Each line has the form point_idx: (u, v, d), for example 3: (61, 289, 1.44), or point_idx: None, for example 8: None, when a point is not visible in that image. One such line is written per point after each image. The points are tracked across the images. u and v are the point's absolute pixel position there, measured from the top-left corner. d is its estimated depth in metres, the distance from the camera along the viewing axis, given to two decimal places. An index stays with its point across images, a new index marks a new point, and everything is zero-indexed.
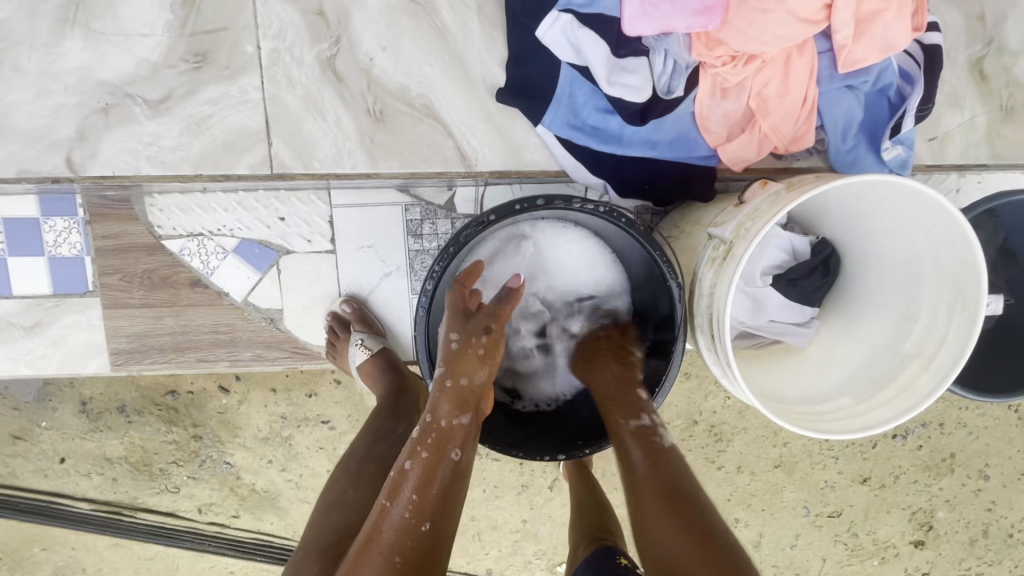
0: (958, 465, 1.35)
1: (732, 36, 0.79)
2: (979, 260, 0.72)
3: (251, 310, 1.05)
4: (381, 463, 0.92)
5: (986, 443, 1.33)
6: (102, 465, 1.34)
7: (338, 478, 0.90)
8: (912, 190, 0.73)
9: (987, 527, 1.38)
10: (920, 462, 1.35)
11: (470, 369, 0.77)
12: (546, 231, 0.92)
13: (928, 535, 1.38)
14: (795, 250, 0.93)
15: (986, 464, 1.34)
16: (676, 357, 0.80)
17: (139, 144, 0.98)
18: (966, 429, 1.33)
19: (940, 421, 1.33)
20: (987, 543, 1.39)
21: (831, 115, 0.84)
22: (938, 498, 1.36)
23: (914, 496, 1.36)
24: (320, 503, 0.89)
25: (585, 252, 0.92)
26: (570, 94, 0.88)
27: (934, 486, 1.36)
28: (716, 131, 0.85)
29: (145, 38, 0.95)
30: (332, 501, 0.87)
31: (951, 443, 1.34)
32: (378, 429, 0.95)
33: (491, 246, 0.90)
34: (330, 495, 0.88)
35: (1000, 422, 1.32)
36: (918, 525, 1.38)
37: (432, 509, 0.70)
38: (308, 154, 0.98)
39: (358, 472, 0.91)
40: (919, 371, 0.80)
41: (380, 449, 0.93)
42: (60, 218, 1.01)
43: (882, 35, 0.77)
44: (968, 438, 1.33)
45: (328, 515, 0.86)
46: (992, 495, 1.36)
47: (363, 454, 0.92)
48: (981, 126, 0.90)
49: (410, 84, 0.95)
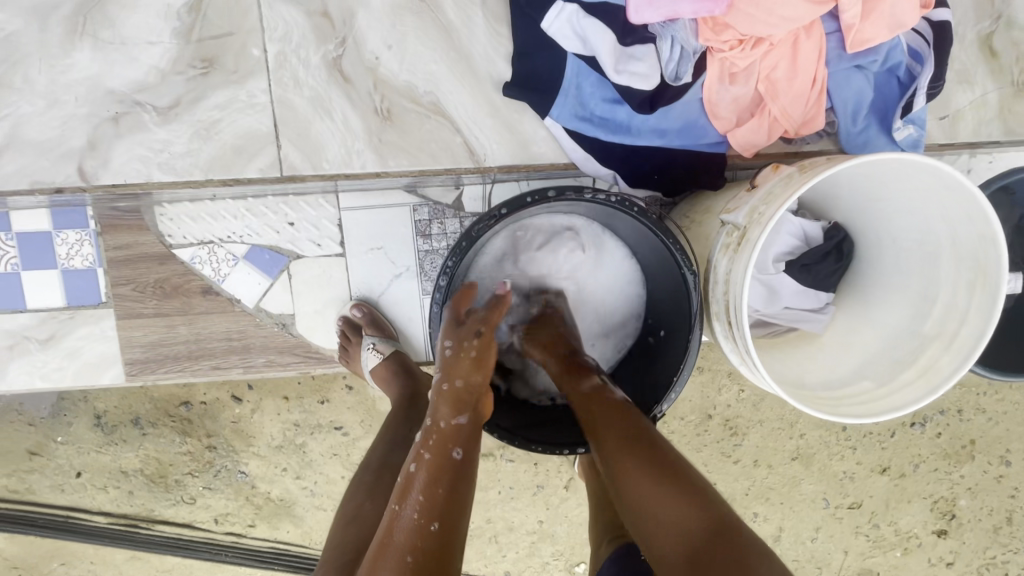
0: (978, 452, 1.33)
1: (739, 19, 0.79)
2: (998, 234, 0.71)
3: (263, 316, 1.05)
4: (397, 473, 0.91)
5: (1007, 429, 1.32)
6: (118, 477, 1.34)
7: (355, 489, 0.90)
8: (928, 167, 0.72)
9: (1011, 515, 1.36)
10: (940, 450, 1.33)
11: (463, 372, 0.77)
12: (591, 229, 0.91)
13: (951, 524, 1.36)
14: (807, 237, 0.93)
15: (1007, 450, 1.33)
16: (694, 347, 0.78)
17: (149, 151, 0.99)
18: (985, 415, 1.31)
19: (959, 407, 1.31)
20: (1011, 531, 1.37)
21: (841, 96, 0.83)
22: (960, 486, 1.34)
23: (935, 485, 1.34)
24: (337, 518, 0.87)
25: (614, 259, 0.91)
26: (577, 85, 0.87)
27: (955, 473, 1.34)
28: (725, 117, 0.85)
29: (153, 46, 0.96)
30: (347, 517, 0.85)
31: (972, 429, 1.32)
32: (394, 437, 0.95)
33: (540, 231, 0.89)
34: (348, 510, 0.87)
35: (1020, 406, 1.31)
36: (941, 514, 1.36)
37: (442, 506, 0.69)
38: (317, 156, 0.98)
39: (374, 483, 0.90)
40: (941, 351, 0.78)
41: (395, 458, 0.93)
42: (72, 230, 1.02)
43: (890, 14, 0.77)
44: (988, 424, 1.32)
45: (345, 531, 0.83)
46: (1015, 482, 1.34)
47: (379, 463, 0.92)
48: (993, 103, 0.89)
49: (416, 82, 0.95)
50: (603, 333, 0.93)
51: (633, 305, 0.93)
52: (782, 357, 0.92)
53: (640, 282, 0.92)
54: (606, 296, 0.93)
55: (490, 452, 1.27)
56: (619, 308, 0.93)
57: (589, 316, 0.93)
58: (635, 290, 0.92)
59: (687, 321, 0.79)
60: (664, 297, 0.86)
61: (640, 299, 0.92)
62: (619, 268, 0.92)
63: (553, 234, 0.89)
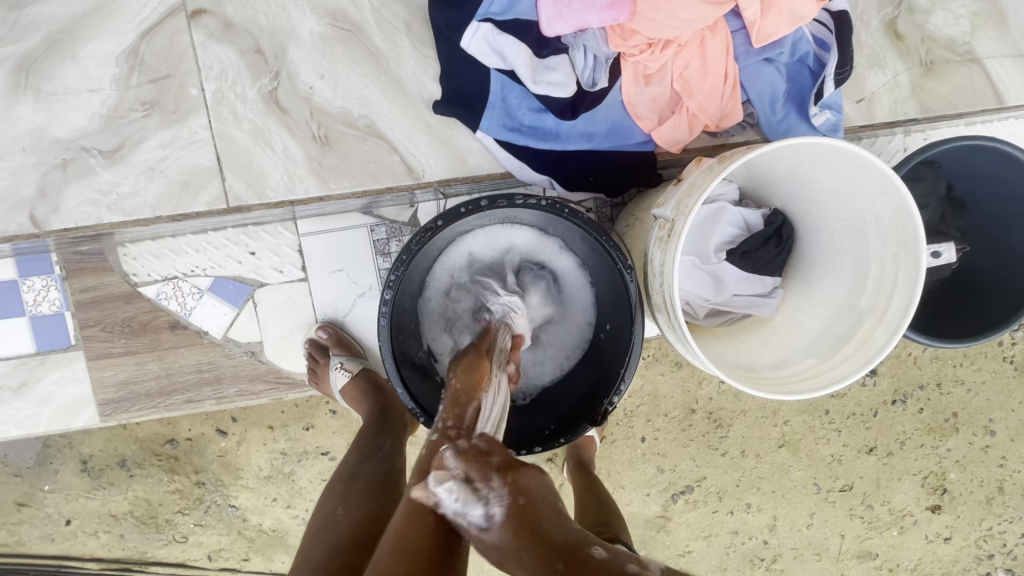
0: (961, 424, 1.34)
1: (644, 24, 0.83)
2: (911, 207, 0.74)
3: (232, 346, 1.07)
4: (369, 481, 0.90)
5: (987, 399, 1.33)
6: (108, 522, 1.34)
7: (326, 500, 0.89)
8: (838, 148, 0.75)
9: (1002, 484, 1.37)
10: (923, 425, 1.34)
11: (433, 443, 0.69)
12: (569, 262, 0.91)
13: (944, 498, 1.37)
14: (747, 225, 0.96)
15: (990, 420, 1.34)
16: (637, 338, 0.83)
17: (97, 194, 1.02)
18: (964, 386, 1.33)
19: (938, 381, 1.32)
20: (1004, 500, 1.38)
21: (756, 88, 0.88)
22: (948, 460, 1.36)
23: (923, 460, 1.36)
24: (311, 525, 0.86)
25: (581, 297, 0.92)
26: (503, 98, 0.91)
27: (942, 447, 1.36)
28: (648, 117, 0.89)
29: (93, 94, 0.99)
30: (319, 527, 0.84)
31: (952, 402, 1.33)
32: (364, 448, 0.96)
33: (525, 246, 0.92)
34: (320, 517, 0.86)
35: (996, 375, 1.32)
36: (932, 489, 1.37)
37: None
38: (261, 185, 1.02)
39: (345, 491, 0.89)
40: (876, 323, 0.81)
41: (366, 468, 0.92)
42: (38, 277, 1.04)
43: (789, 8, 0.81)
44: (969, 395, 1.33)
45: (317, 537, 0.83)
46: (1001, 451, 1.36)
47: (350, 473, 0.92)
48: (906, 83, 0.94)
49: (351, 107, 0.99)
50: (567, 359, 0.92)
51: (584, 313, 0.92)
52: (732, 343, 0.96)
53: (589, 285, 0.90)
54: (573, 329, 0.92)
55: None
56: (561, 347, 0.93)
57: (555, 349, 0.93)
58: (587, 297, 0.91)
59: (628, 315, 0.84)
60: (610, 300, 0.88)
61: (590, 306, 0.91)
62: (581, 307, 0.92)
63: (539, 253, 0.92)
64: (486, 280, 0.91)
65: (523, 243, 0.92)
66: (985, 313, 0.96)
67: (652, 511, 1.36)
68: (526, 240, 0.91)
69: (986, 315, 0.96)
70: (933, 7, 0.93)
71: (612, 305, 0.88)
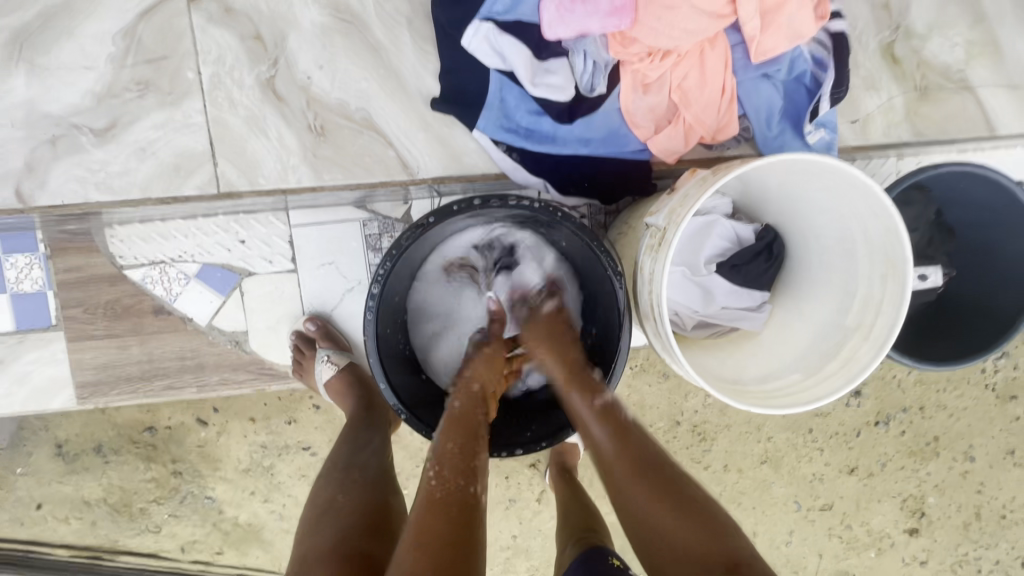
0: (942, 449, 1.35)
1: (645, 33, 0.83)
2: (900, 228, 0.75)
3: (216, 334, 1.06)
4: (366, 471, 0.89)
5: (968, 425, 1.34)
6: (80, 508, 1.32)
7: (323, 487, 0.87)
8: (832, 166, 0.76)
9: (980, 510, 1.38)
10: (904, 448, 1.35)
11: (482, 375, 0.83)
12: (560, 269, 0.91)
13: (922, 522, 1.38)
14: (739, 238, 0.98)
15: (970, 446, 1.35)
16: (624, 347, 0.82)
17: (87, 172, 1.00)
18: (945, 411, 1.34)
19: (921, 404, 1.33)
20: (981, 526, 1.39)
21: (751, 103, 0.88)
22: (927, 483, 1.37)
23: (903, 483, 1.37)
24: (309, 511, 0.84)
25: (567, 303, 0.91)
26: (501, 98, 0.91)
27: (922, 471, 1.37)
28: (644, 125, 0.89)
29: (88, 71, 0.98)
30: (321, 509, 0.83)
31: (934, 427, 1.34)
32: (355, 441, 0.94)
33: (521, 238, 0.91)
34: (320, 504, 0.84)
35: (977, 402, 1.33)
36: (911, 512, 1.38)
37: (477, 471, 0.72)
38: (254, 172, 1.01)
39: (343, 478, 0.87)
40: (861, 342, 0.82)
41: (361, 459, 0.91)
42: (21, 254, 1.03)
43: (788, 26, 0.82)
44: (950, 420, 1.34)
45: (319, 523, 0.81)
46: (980, 477, 1.37)
47: (345, 462, 0.90)
48: (900, 107, 0.95)
49: (349, 99, 0.99)
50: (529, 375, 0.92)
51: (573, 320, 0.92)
52: (719, 355, 0.96)
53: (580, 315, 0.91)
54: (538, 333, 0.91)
55: None
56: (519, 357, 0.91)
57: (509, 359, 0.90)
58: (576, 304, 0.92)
59: (615, 322, 0.83)
60: (597, 304, 0.88)
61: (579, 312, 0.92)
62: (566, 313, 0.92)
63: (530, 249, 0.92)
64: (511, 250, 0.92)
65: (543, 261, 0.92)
66: (979, 339, 0.96)
67: None
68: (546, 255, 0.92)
69: (980, 342, 0.96)
70: (930, 33, 0.94)
71: (598, 311, 0.88)
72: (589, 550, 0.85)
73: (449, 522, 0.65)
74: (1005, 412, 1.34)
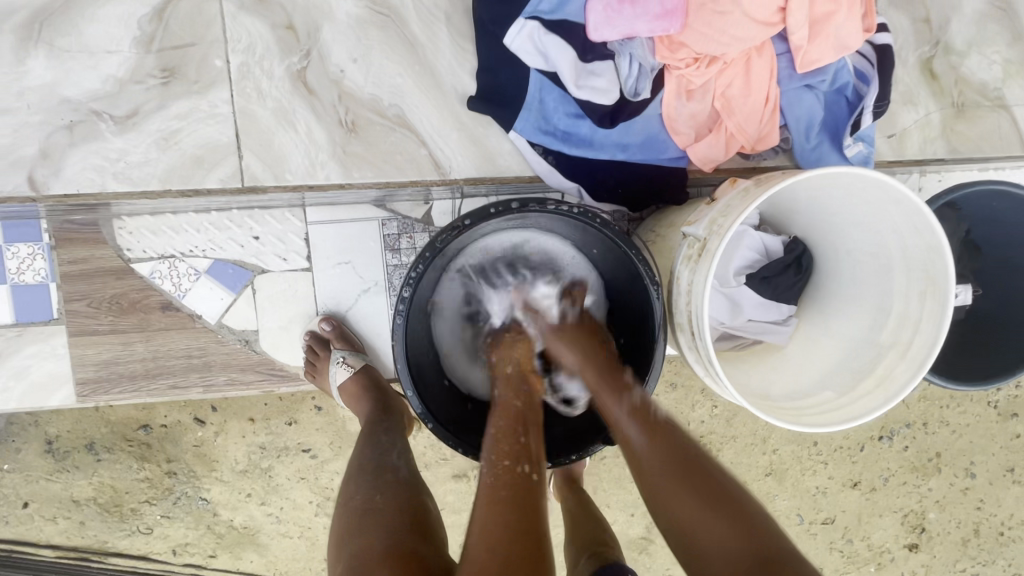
0: (944, 464, 1.35)
1: (693, 38, 0.82)
2: (944, 246, 0.74)
3: (225, 333, 1.03)
4: (398, 471, 0.85)
5: (969, 441, 1.34)
6: (69, 508, 1.27)
7: (356, 488, 0.82)
8: (875, 180, 0.75)
9: (978, 527, 1.38)
10: (906, 463, 1.35)
11: (508, 357, 0.88)
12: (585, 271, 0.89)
13: (921, 537, 1.38)
14: (767, 250, 0.96)
15: (971, 462, 1.35)
16: (659, 360, 0.80)
17: (104, 161, 0.96)
18: (949, 427, 1.33)
19: (924, 420, 1.33)
20: (979, 543, 1.38)
21: (793, 114, 0.87)
22: (928, 499, 1.36)
23: (904, 498, 1.36)
24: (344, 514, 0.79)
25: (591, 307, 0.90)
26: (540, 99, 0.89)
27: (923, 486, 1.36)
28: (684, 132, 0.88)
29: (111, 55, 0.94)
30: (361, 514, 0.77)
31: (936, 442, 1.34)
32: (378, 444, 0.89)
33: (544, 241, 0.89)
34: (357, 505, 0.79)
35: (979, 419, 1.33)
36: (911, 527, 1.37)
37: (528, 455, 0.74)
38: (280, 167, 0.98)
39: (376, 479, 0.82)
40: (897, 360, 0.81)
41: (391, 460, 0.86)
42: (24, 244, 0.98)
43: (835, 36, 0.81)
44: (952, 437, 1.34)
45: (361, 525, 0.76)
46: (980, 494, 1.36)
47: (376, 462, 0.85)
48: (937, 123, 0.94)
49: (382, 95, 0.96)
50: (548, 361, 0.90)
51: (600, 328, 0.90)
52: (743, 368, 0.94)
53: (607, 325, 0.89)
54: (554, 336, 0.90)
55: (464, 473, 1.25)
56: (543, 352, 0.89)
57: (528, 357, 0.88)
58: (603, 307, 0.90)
59: (650, 333, 0.81)
60: (630, 312, 0.86)
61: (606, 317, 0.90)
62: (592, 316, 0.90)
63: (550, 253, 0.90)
64: (529, 249, 0.90)
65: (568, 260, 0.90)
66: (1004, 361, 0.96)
67: (634, 532, 1.32)
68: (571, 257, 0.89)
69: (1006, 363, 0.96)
70: (969, 50, 0.94)
71: (630, 318, 0.86)
72: (611, 566, 0.85)
73: (515, 515, 0.66)
74: (1006, 429, 1.34)
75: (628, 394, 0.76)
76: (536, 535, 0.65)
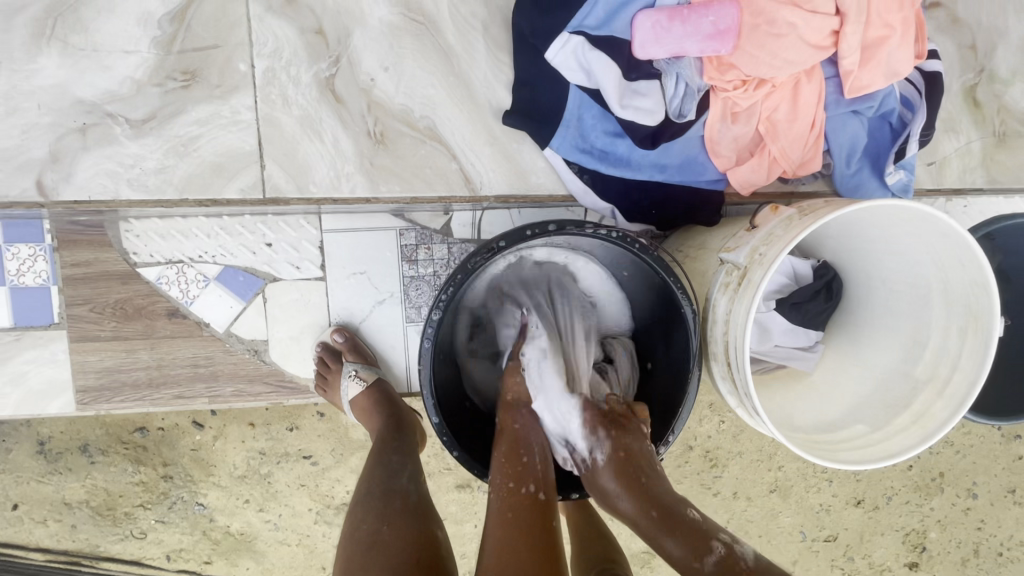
0: (947, 484, 1.33)
1: (743, 60, 0.79)
2: (992, 284, 0.72)
3: (234, 342, 0.99)
4: (407, 498, 0.81)
5: (973, 461, 1.32)
6: (60, 510, 1.22)
7: (363, 517, 0.78)
8: (922, 214, 0.72)
9: (978, 547, 1.37)
10: (910, 482, 1.33)
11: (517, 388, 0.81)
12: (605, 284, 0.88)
13: (922, 556, 1.37)
14: (796, 275, 0.93)
15: (973, 482, 1.33)
16: (694, 384, 0.77)
17: (117, 166, 0.92)
18: (953, 448, 1.32)
19: None
20: (978, 563, 1.37)
21: (838, 140, 0.85)
22: (930, 518, 1.35)
23: (906, 517, 1.35)
24: (350, 545, 0.75)
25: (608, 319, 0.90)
26: (579, 116, 0.86)
27: (925, 506, 1.35)
28: (726, 155, 0.85)
29: (129, 55, 0.90)
30: (367, 548, 0.74)
31: (940, 462, 1.32)
32: (387, 467, 0.85)
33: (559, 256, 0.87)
34: (364, 537, 0.75)
35: (983, 439, 1.32)
36: (912, 546, 1.36)
37: (533, 475, 0.73)
38: (304, 178, 0.93)
39: (384, 508, 0.79)
40: (934, 398, 0.79)
41: (399, 484, 0.82)
42: (25, 245, 0.94)
43: (887, 62, 0.79)
44: (957, 457, 1.32)
45: (367, 559, 0.72)
46: (980, 514, 1.35)
47: (383, 489, 0.82)
48: (977, 151, 0.93)
49: (413, 107, 0.92)
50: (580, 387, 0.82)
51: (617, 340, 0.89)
52: (768, 395, 0.92)
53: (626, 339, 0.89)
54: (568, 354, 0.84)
55: (466, 484, 1.22)
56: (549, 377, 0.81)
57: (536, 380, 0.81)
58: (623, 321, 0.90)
59: (683, 358, 0.79)
60: (660, 334, 0.84)
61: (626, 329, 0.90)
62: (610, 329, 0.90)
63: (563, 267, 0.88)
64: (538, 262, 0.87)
65: (584, 273, 0.88)
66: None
67: (637, 546, 1.29)
68: (589, 273, 0.88)
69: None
70: (1013, 79, 0.92)
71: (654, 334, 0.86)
72: None
73: (522, 541, 0.67)
74: (1008, 451, 1.33)
75: (706, 547, 0.65)
76: (546, 554, 0.65)
